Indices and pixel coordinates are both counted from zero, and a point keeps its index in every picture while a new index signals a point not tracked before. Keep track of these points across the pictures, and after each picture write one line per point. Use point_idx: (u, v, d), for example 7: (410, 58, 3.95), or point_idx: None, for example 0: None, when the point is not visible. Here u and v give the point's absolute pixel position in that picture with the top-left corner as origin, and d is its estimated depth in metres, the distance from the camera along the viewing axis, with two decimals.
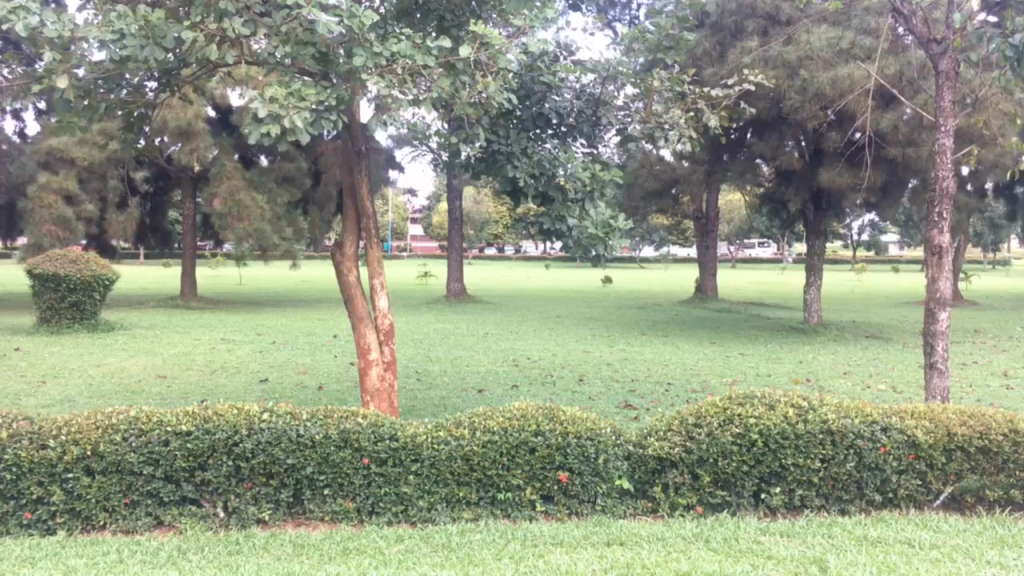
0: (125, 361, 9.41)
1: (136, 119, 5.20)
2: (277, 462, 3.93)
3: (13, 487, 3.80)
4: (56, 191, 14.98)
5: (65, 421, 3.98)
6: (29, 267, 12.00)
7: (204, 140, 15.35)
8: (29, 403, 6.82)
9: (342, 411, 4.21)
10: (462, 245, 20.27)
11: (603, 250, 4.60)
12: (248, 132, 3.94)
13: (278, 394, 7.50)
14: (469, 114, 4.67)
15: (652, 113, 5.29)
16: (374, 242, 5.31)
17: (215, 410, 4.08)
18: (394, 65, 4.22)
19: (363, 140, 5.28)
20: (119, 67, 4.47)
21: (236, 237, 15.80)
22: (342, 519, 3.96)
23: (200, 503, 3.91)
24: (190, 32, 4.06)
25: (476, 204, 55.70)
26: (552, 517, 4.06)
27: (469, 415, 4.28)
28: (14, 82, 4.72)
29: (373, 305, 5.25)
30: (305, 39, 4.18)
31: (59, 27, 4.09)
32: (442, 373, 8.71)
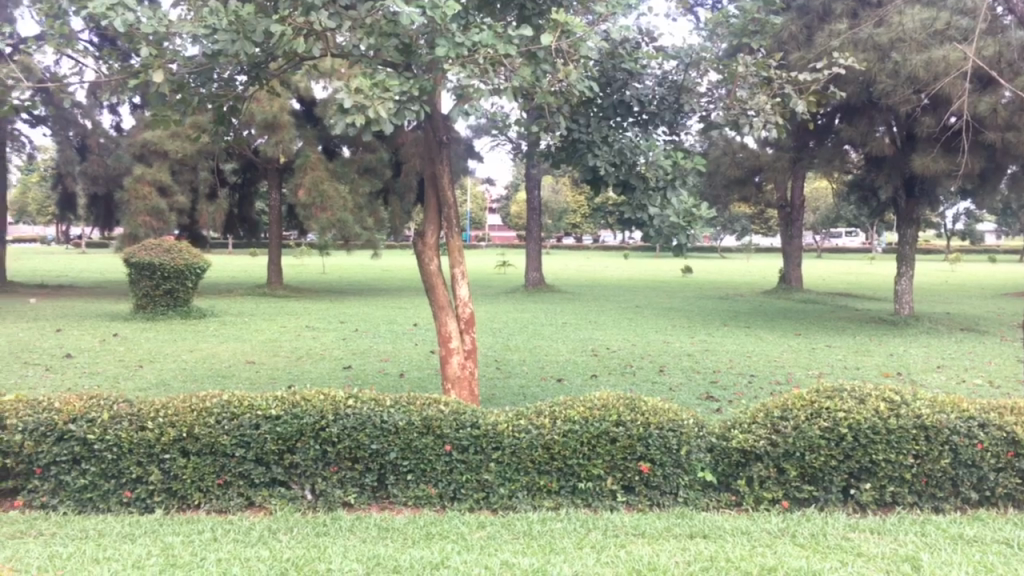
0: (217, 347, 9.72)
1: (227, 111, 5.33)
2: (362, 447, 4.01)
3: (114, 467, 3.97)
4: (150, 183, 15.60)
5: (162, 403, 4.14)
6: (126, 257, 12.53)
7: (289, 133, 15.69)
8: (128, 386, 7.12)
9: (425, 398, 4.27)
10: (540, 235, 20.27)
11: (686, 239, 4.63)
12: (334, 122, 4.03)
13: (362, 380, 7.67)
14: (550, 102, 4.69)
15: (737, 100, 5.19)
16: (455, 232, 5.35)
17: (303, 396, 4.19)
18: (476, 54, 4.21)
19: (444, 130, 5.31)
20: (212, 61, 4.60)
21: (320, 227, 16.12)
22: (426, 505, 4.03)
23: (288, 485, 4.02)
24: (278, 26, 4.15)
25: (554, 194, 55.64)
26: (634, 508, 4.03)
27: (550, 404, 4.28)
28: (114, 78, 4.92)
29: (454, 293, 5.29)
30: (388, 30, 4.23)
31: (155, 23, 4.25)
32: (521, 362, 8.74)
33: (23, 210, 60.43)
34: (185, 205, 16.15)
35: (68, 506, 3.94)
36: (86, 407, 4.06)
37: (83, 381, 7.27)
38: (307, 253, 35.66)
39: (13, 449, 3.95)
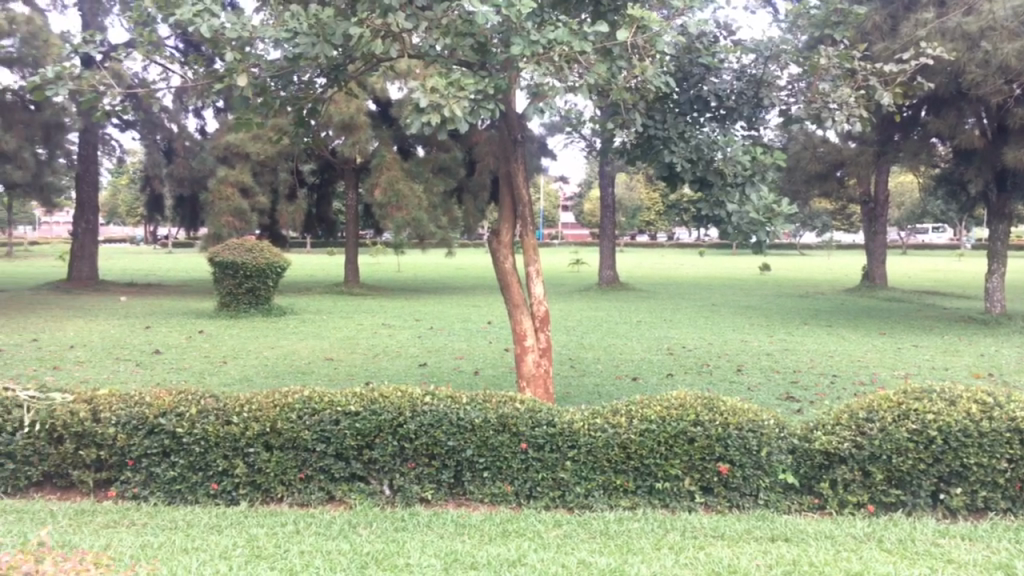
0: (296, 344, 9.95)
1: (307, 113, 5.45)
2: (439, 444, 4.05)
3: (201, 460, 4.09)
4: (233, 184, 16.04)
5: (246, 399, 4.25)
6: (210, 256, 12.90)
7: (365, 134, 15.93)
8: (213, 382, 7.34)
9: (502, 396, 4.29)
10: (615, 234, 20.15)
11: (765, 236, 4.52)
12: (410, 121, 4.08)
13: (438, 378, 7.74)
14: (625, 98, 4.65)
15: (819, 93, 5.05)
16: (530, 230, 5.35)
17: (381, 392, 4.25)
18: (552, 52, 4.21)
19: (519, 129, 5.32)
20: (293, 64, 4.71)
21: (395, 226, 16.32)
22: (502, 502, 4.04)
23: (367, 480, 4.09)
24: (357, 28, 4.24)
25: (628, 191, 55.28)
26: (712, 509, 3.98)
27: (626, 403, 4.25)
28: (200, 83, 5.08)
29: (529, 290, 5.29)
30: (463, 30, 4.24)
31: (238, 28, 4.36)
32: (596, 360, 8.70)
33: (113, 212, 62.85)
34: (266, 205, 16.57)
35: (158, 497, 4.08)
36: (175, 401, 4.20)
37: (171, 376, 7.53)
38: (384, 251, 36.20)
39: (108, 441, 4.11)
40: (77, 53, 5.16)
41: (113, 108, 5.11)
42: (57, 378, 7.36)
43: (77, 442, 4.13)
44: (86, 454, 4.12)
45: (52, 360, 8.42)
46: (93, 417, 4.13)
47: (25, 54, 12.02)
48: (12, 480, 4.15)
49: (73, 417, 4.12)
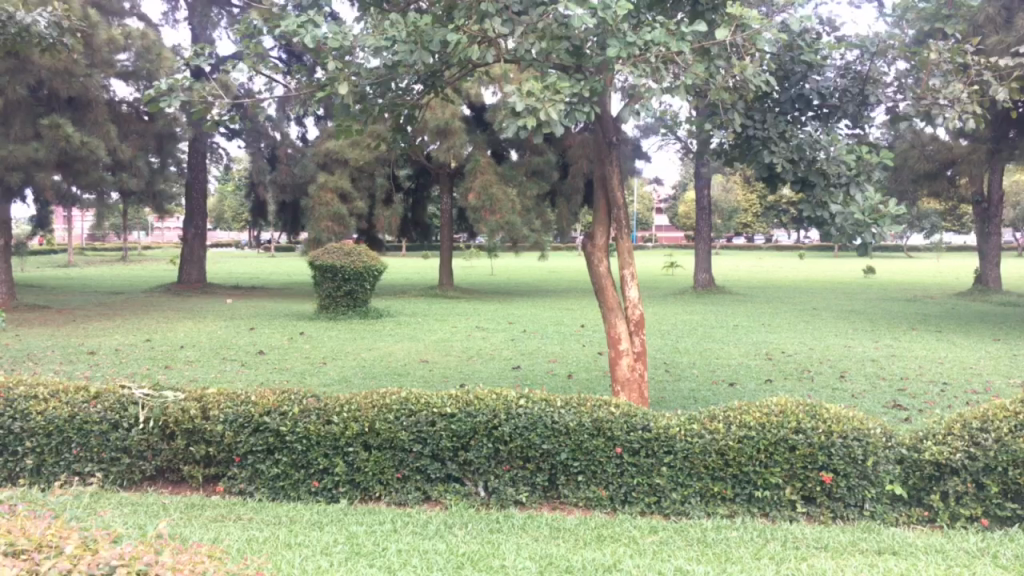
0: (393, 345, 10.15)
1: (405, 119, 5.55)
2: (533, 446, 4.05)
3: (303, 458, 4.20)
4: (332, 189, 16.49)
5: (346, 399, 4.35)
6: (311, 260, 13.26)
7: (460, 139, 16.07)
8: (315, 382, 7.56)
9: (597, 400, 4.26)
10: (711, 236, 19.83)
11: (872, 237, 4.29)
12: (506, 125, 4.10)
13: (532, 381, 7.76)
14: (724, 98, 4.56)
15: (929, 89, 4.81)
16: (624, 233, 5.31)
17: (477, 395, 4.29)
18: (649, 53, 4.16)
19: (614, 131, 5.29)
20: (391, 72, 4.81)
21: (489, 229, 16.44)
22: (597, 507, 4.02)
23: (462, 481, 4.14)
24: (453, 34, 4.31)
25: (725, 192, 54.20)
26: (815, 519, 3.86)
27: (724, 409, 4.17)
28: (302, 92, 5.24)
29: (623, 293, 5.24)
30: (560, 33, 4.25)
31: (339, 37, 4.47)
32: (692, 365, 8.56)
33: (221, 218, 65.50)
34: (364, 209, 16.94)
35: (263, 493, 4.22)
36: (279, 401, 4.33)
37: (274, 376, 7.79)
38: (477, 255, 36.60)
39: (215, 439, 4.25)
40: (189, 65, 5.40)
41: (221, 118, 5.32)
42: (170, 377, 7.72)
43: (187, 438, 4.30)
44: (195, 450, 4.29)
45: (164, 359, 8.82)
46: (203, 415, 4.30)
47: (139, 68, 12.66)
48: (127, 474, 4.35)
49: (185, 414, 4.30)
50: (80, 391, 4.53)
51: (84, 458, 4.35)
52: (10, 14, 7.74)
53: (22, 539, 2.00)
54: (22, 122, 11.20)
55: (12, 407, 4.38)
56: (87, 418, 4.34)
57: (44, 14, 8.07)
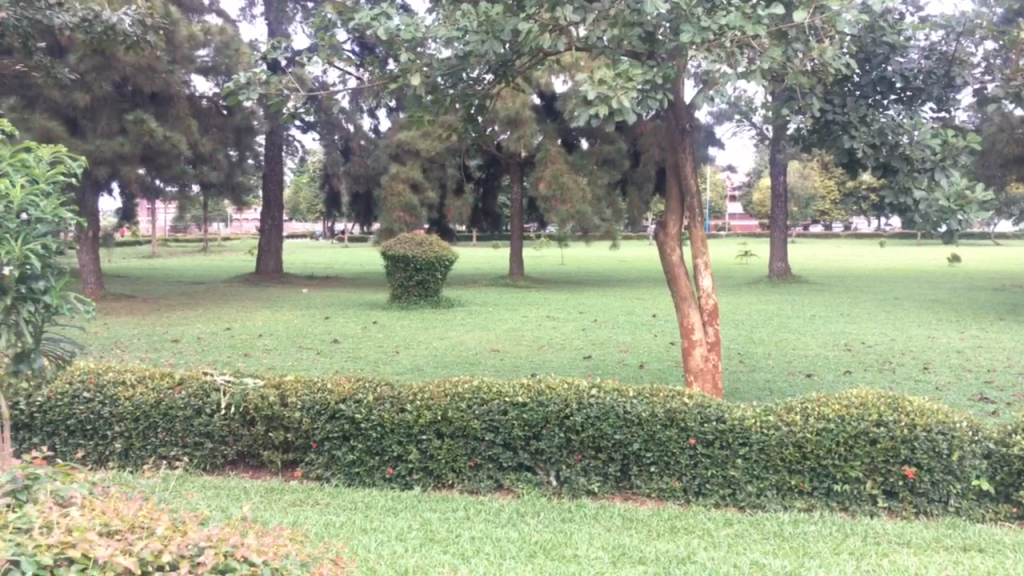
0: (464, 335, 10.21)
1: (476, 110, 5.57)
2: (605, 436, 4.04)
3: (378, 445, 4.27)
4: (404, 180, 16.68)
5: (419, 387, 4.39)
6: (384, 250, 13.43)
7: (530, 128, 16.06)
8: (388, 370, 7.68)
9: (669, 390, 4.22)
10: (786, 225, 19.42)
11: (957, 224, 4.08)
12: (578, 114, 4.08)
13: (603, 370, 7.74)
14: (802, 82, 4.45)
15: (1019, 69, 4.62)
16: (698, 221, 5.22)
17: (548, 384, 4.29)
18: (723, 38, 4.07)
19: (688, 118, 5.21)
20: (463, 62, 4.82)
21: (559, 219, 16.41)
22: (670, 498, 4.00)
23: (534, 470, 4.15)
24: (525, 23, 4.32)
25: (802, 179, 52.90)
26: (896, 515, 3.78)
27: (802, 400, 4.09)
28: (375, 84, 5.29)
29: (697, 283, 5.16)
30: (632, 20, 4.21)
31: (411, 30, 4.51)
32: (767, 355, 8.41)
33: (297, 208, 66.83)
34: (435, 200, 17.07)
35: (339, 479, 4.31)
36: (354, 389, 4.40)
37: (348, 365, 7.93)
38: (548, 245, 36.57)
39: (293, 425, 4.36)
40: (264, 60, 5.50)
41: (296, 111, 5.41)
42: (249, 365, 7.93)
43: (267, 424, 4.42)
44: (274, 436, 4.40)
45: (243, 347, 9.07)
46: (281, 402, 4.41)
47: (218, 63, 12.99)
48: (210, 458, 4.49)
49: (264, 401, 4.41)
50: (165, 377, 4.69)
51: (170, 442, 4.51)
52: (97, 13, 8.02)
53: (116, 519, 2.03)
54: (108, 119, 11.59)
55: (102, 393, 4.55)
56: (172, 404, 4.48)
57: (129, 13, 8.34)
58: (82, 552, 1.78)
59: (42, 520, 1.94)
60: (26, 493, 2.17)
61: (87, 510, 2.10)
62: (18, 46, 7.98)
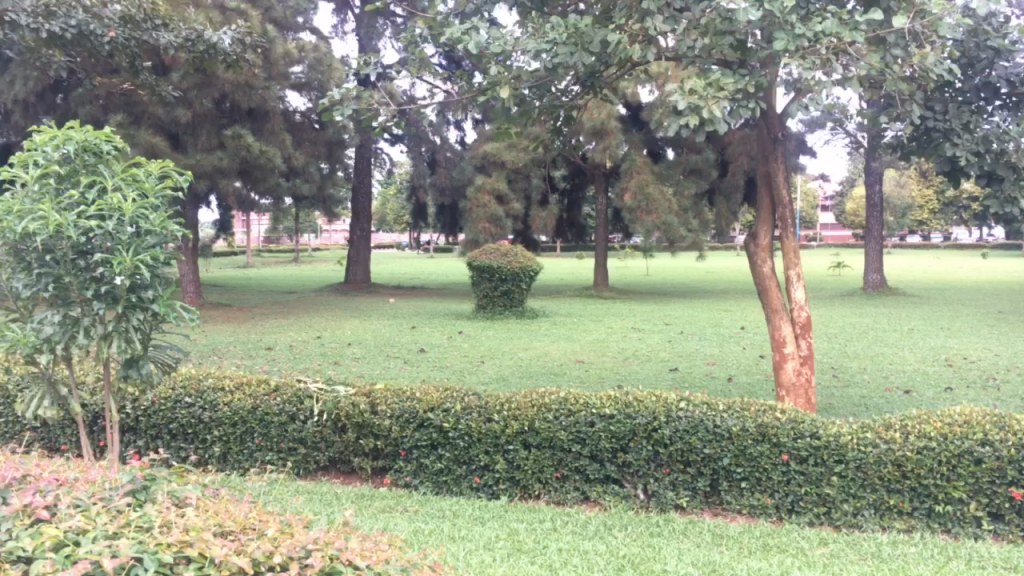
0: (548, 346, 10.22)
1: (563, 120, 5.58)
2: (694, 451, 3.98)
3: (465, 454, 4.31)
4: (489, 191, 16.82)
5: (505, 397, 4.40)
6: (470, 260, 13.54)
7: (616, 138, 15.98)
8: (473, 380, 7.76)
9: (761, 405, 4.13)
10: (882, 235, 18.81)
11: None
12: (667, 124, 4.06)
13: (689, 383, 7.64)
14: (902, 88, 4.31)
15: None
16: (790, 232, 5.11)
17: (635, 396, 4.25)
18: (819, 45, 3.97)
19: (779, 127, 5.11)
20: (552, 74, 4.84)
21: (645, 230, 16.27)
22: (761, 515, 3.92)
23: (621, 482, 4.12)
24: (614, 35, 4.33)
25: (899, 187, 51.16)
26: (1002, 538, 3.63)
27: (901, 417, 3.96)
28: (463, 97, 5.35)
29: (789, 295, 5.04)
30: (723, 29, 4.15)
31: (501, 42, 4.57)
32: (862, 371, 8.14)
33: (384, 218, 68.12)
34: (520, 211, 17.16)
35: (427, 487, 4.37)
36: (442, 398, 4.44)
37: (434, 374, 8.02)
38: (632, 257, 36.36)
39: (383, 433, 4.44)
40: (356, 74, 5.61)
41: (386, 125, 5.51)
42: (339, 373, 8.13)
43: (358, 432, 4.51)
44: (365, 443, 4.49)
45: (333, 356, 9.29)
46: (371, 409, 4.49)
47: (312, 79, 13.38)
48: (303, 463, 4.61)
49: (355, 408, 4.50)
50: (261, 384, 4.82)
51: (266, 447, 4.65)
52: (199, 33, 8.43)
53: (229, 520, 2.10)
54: (208, 134, 12.04)
55: (203, 397, 4.72)
56: (268, 410, 4.62)
57: (229, 33, 8.74)
58: (199, 551, 1.85)
59: (161, 519, 2.03)
60: (145, 492, 2.27)
61: (202, 510, 2.19)
62: (126, 65, 8.39)
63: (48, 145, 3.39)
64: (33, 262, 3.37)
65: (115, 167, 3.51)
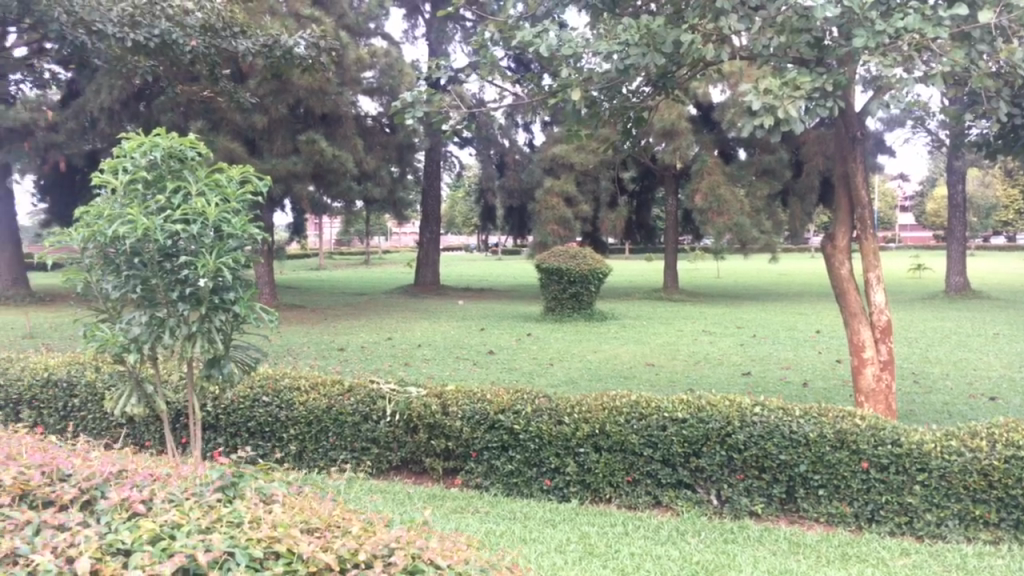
0: (618, 348, 10.16)
1: (635, 121, 5.54)
2: (769, 457, 3.91)
3: (536, 456, 4.31)
4: (558, 194, 16.81)
5: (576, 400, 4.39)
6: (539, 262, 13.54)
7: (686, 139, 15.80)
8: (542, 382, 7.76)
9: (839, 411, 4.04)
10: (964, 237, 18.18)
11: None
12: (742, 125, 3.99)
13: (763, 388, 7.50)
14: (988, 84, 4.18)
15: None
16: (870, 234, 4.98)
17: (709, 400, 4.19)
18: (900, 42, 3.88)
19: (858, 126, 4.98)
20: (623, 76, 4.82)
21: (716, 231, 16.06)
22: (839, 523, 3.83)
23: (694, 487, 4.07)
24: (688, 35, 4.29)
25: (984, 188, 49.33)
26: None
27: (987, 425, 3.82)
28: (534, 100, 5.36)
29: (868, 299, 4.91)
30: (800, 26, 4.05)
31: (572, 45, 4.57)
32: (945, 376, 7.87)
33: (452, 220, 68.64)
34: (589, 213, 17.11)
35: (498, 488, 4.38)
36: (513, 400, 4.45)
37: (504, 376, 8.05)
38: (703, 259, 35.89)
39: (455, 434, 4.48)
40: (427, 79, 5.69)
41: (457, 128, 5.57)
42: (410, 374, 8.22)
43: (430, 432, 4.56)
44: (436, 444, 4.54)
45: (403, 357, 9.41)
46: (443, 411, 4.53)
47: (383, 84, 13.59)
48: (376, 463, 4.67)
49: (427, 409, 4.55)
50: (335, 384, 4.90)
51: (340, 446, 4.73)
52: (276, 39, 8.62)
53: (314, 517, 2.15)
54: (283, 139, 12.32)
55: (279, 397, 4.83)
56: (342, 410, 4.70)
57: (304, 38, 8.92)
58: (287, 548, 1.90)
59: (250, 516, 2.09)
60: (234, 489, 2.34)
61: (288, 507, 2.24)
62: (206, 73, 8.66)
63: (137, 152, 3.52)
64: (122, 264, 3.51)
65: (200, 172, 3.61)
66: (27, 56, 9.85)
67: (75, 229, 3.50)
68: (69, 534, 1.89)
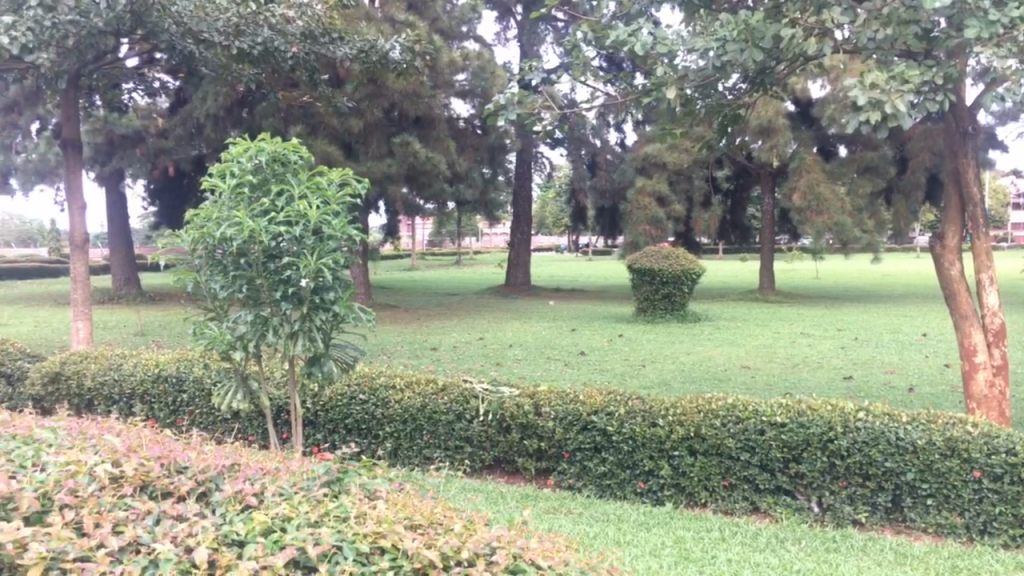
0: (711, 350, 10.00)
1: (731, 119, 5.43)
2: (874, 464, 3.78)
3: (629, 458, 4.27)
4: (650, 193, 16.65)
5: (671, 402, 4.33)
6: (631, 263, 13.43)
7: (784, 136, 15.42)
8: (635, 383, 7.70)
9: (949, 417, 3.87)
10: None
11: None
12: (846, 121, 3.86)
13: (866, 393, 7.24)
14: None
15: None
16: (983, 233, 4.74)
17: (811, 405, 4.08)
18: (1015, 32, 3.71)
19: (970, 120, 4.76)
20: (718, 74, 4.74)
21: (814, 231, 15.60)
22: (949, 535, 3.67)
23: (794, 494, 3.97)
24: (788, 29, 4.20)
25: None
26: None
27: None
28: (627, 99, 5.31)
29: (980, 301, 4.68)
30: (907, 18, 3.96)
31: (666, 43, 4.52)
32: None
33: (543, 221, 68.75)
34: (682, 213, 16.87)
35: (590, 489, 4.36)
36: (606, 401, 4.43)
37: (596, 377, 8.01)
38: (800, 260, 34.96)
39: (547, 434, 4.48)
40: (520, 80, 5.74)
41: (550, 129, 5.58)
42: (502, 373, 8.28)
43: (522, 432, 4.58)
44: (529, 444, 4.55)
45: (495, 357, 9.48)
46: (535, 411, 4.54)
47: (475, 86, 13.72)
48: (470, 462, 4.72)
49: (520, 409, 4.56)
50: (430, 383, 4.97)
51: (434, 444, 4.80)
52: (373, 43, 8.81)
53: (417, 514, 2.18)
54: (378, 142, 12.57)
55: (375, 395, 4.92)
56: (436, 408, 4.77)
57: (399, 42, 9.08)
58: (392, 543, 1.93)
59: (356, 511, 2.14)
60: (339, 483, 2.40)
61: (391, 504, 2.28)
62: (306, 78, 8.91)
63: (244, 157, 3.65)
64: (229, 265, 3.64)
65: (301, 176, 3.71)
66: (139, 66, 10.34)
67: (188, 231, 3.67)
68: (188, 525, 1.98)
